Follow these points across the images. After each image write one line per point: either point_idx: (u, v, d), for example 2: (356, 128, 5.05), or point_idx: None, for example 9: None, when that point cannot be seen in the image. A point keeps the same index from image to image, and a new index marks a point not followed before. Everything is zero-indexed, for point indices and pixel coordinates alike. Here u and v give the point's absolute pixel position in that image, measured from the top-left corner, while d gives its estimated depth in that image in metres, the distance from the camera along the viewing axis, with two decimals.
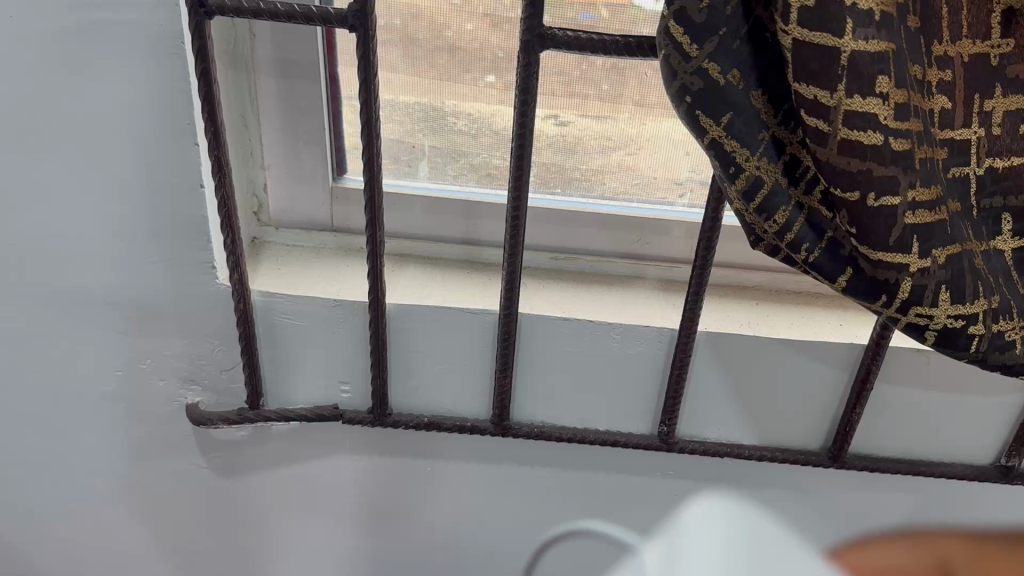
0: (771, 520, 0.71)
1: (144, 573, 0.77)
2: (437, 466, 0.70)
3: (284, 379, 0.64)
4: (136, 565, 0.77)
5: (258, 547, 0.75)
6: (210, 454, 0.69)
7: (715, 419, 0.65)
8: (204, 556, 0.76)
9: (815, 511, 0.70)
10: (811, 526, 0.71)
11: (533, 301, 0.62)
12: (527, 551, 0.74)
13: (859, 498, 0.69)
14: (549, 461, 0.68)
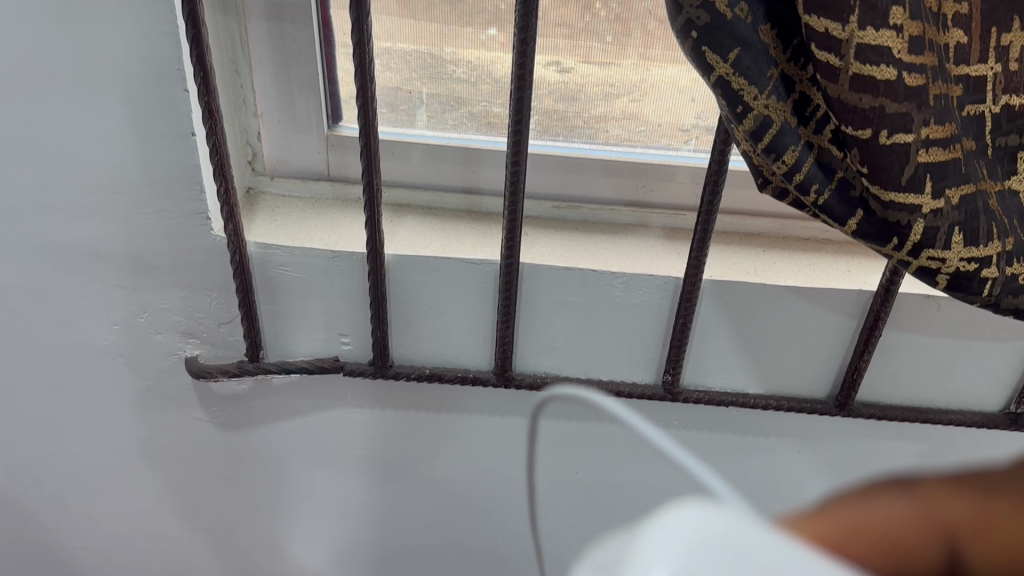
0: (775, 469, 0.71)
1: (149, 526, 0.77)
2: (439, 419, 0.69)
3: (283, 331, 0.63)
4: (141, 519, 0.77)
5: (262, 500, 0.76)
6: (211, 408, 0.69)
7: (720, 368, 0.64)
8: (209, 509, 0.76)
9: (820, 459, 0.70)
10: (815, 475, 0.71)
11: (535, 251, 0.61)
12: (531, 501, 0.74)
13: (865, 446, 0.68)
14: (552, 412, 0.68)
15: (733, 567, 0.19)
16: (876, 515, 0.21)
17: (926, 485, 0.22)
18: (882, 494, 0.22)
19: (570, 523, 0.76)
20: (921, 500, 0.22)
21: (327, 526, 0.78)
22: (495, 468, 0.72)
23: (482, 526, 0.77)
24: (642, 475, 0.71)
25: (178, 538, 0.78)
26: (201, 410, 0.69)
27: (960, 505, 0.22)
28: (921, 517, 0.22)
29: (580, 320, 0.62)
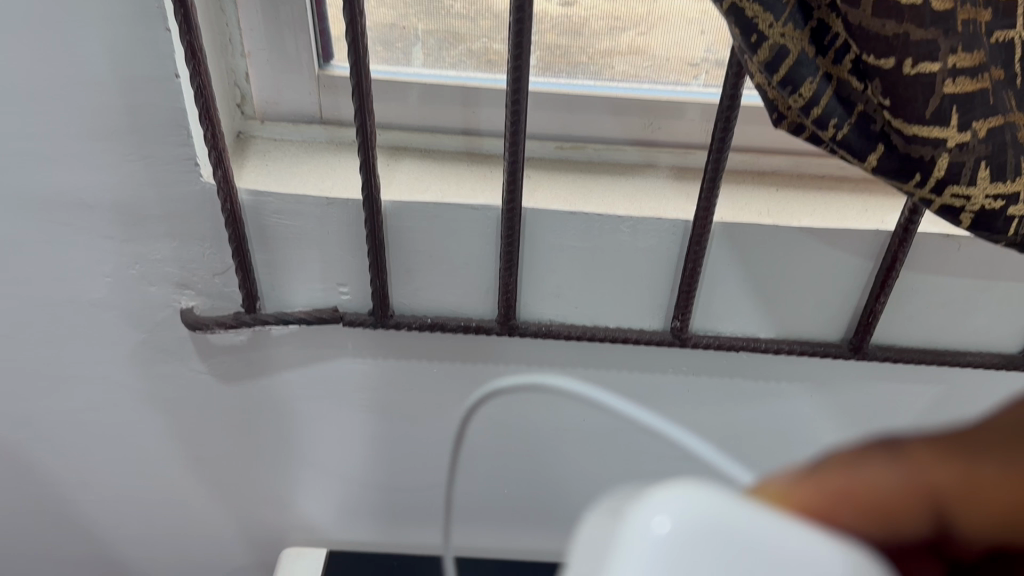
0: (784, 414, 0.69)
1: (153, 479, 0.77)
2: (442, 369, 0.68)
3: (280, 282, 0.61)
4: (144, 471, 0.76)
5: (266, 451, 0.75)
6: (209, 360, 0.67)
7: (731, 313, 0.62)
8: (213, 461, 0.76)
9: (831, 402, 0.68)
10: (825, 419, 0.70)
11: (538, 194, 0.59)
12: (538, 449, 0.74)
13: (877, 389, 0.67)
14: (558, 359, 0.66)
15: (714, 544, 0.21)
16: (866, 484, 0.22)
17: (918, 448, 0.22)
18: (876, 465, 0.22)
19: (576, 471, 0.75)
20: (909, 466, 0.22)
21: (332, 476, 0.78)
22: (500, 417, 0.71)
23: (487, 475, 0.76)
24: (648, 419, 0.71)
25: (183, 490, 0.78)
26: (200, 363, 0.68)
27: (949, 468, 0.21)
28: (913, 487, 0.21)
29: (586, 267, 0.60)
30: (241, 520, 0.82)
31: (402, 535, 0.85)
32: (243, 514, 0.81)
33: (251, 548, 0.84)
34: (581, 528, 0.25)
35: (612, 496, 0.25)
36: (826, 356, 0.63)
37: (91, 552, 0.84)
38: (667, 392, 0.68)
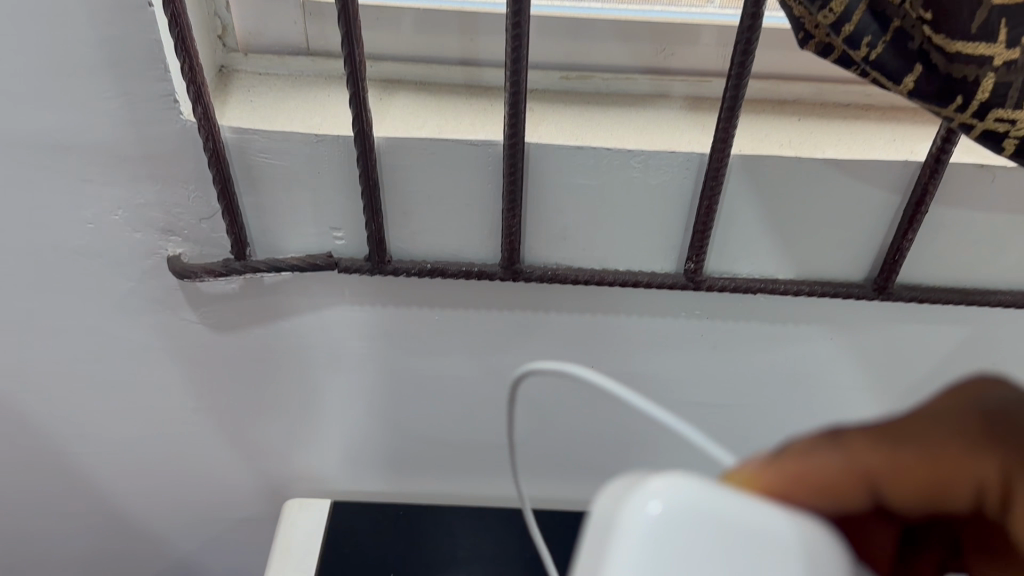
0: (802, 358, 0.66)
1: (150, 431, 0.75)
2: (444, 316, 0.65)
3: (270, 227, 0.58)
4: (141, 423, 0.74)
5: (266, 403, 0.73)
6: (201, 310, 0.65)
7: (748, 253, 0.58)
8: (211, 413, 0.74)
9: (851, 346, 0.65)
10: (844, 364, 0.67)
11: (542, 128, 0.55)
12: None
13: (900, 331, 0.64)
14: (565, 304, 0.63)
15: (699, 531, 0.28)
16: (816, 467, 0.31)
17: (857, 439, 0.31)
18: (818, 451, 0.31)
19: None
20: (849, 454, 0.31)
21: (335, 427, 0.76)
22: (506, 365, 0.69)
23: (493, 423, 0.74)
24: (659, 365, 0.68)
25: (182, 443, 0.77)
26: (191, 313, 0.65)
27: (879, 458, 0.30)
28: (854, 470, 0.30)
29: (593, 207, 0.56)
30: (242, 473, 0.80)
31: (408, 484, 0.83)
32: (244, 467, 0.79)
33: (253, 501, 0.83)
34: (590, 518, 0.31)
35: (611, 489, 0.31)
36: (848, 297, 0.59)
37: (92, 506, 0.82)
38: (679, 338, 0.65)
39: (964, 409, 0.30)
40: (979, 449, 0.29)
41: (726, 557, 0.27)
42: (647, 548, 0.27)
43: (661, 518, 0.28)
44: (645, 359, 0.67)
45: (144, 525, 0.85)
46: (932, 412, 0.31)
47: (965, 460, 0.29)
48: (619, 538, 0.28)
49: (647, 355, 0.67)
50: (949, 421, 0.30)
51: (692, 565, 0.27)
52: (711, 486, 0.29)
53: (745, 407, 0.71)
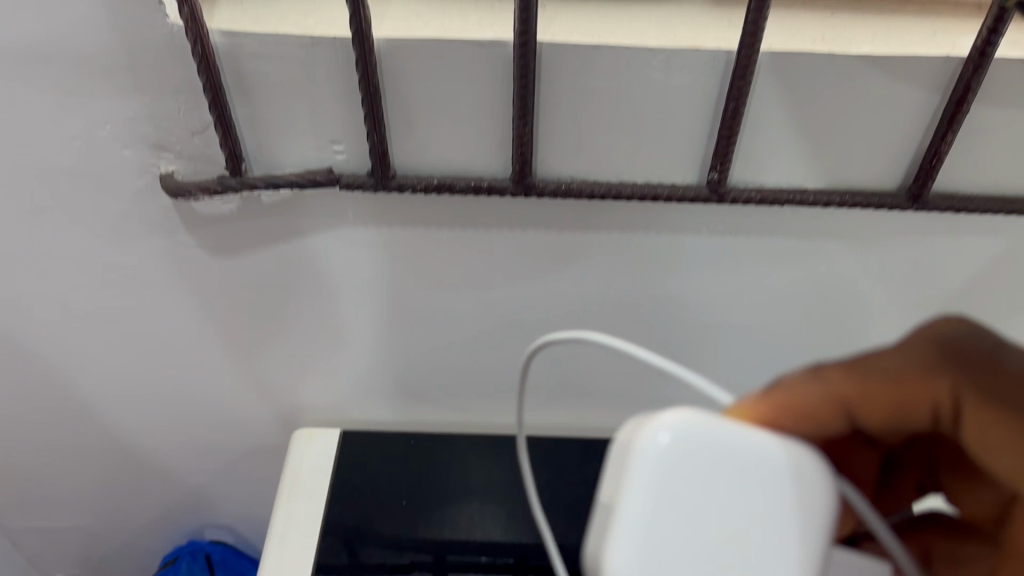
0: (827, 276, 0.64)
1: (152, 362, 0.73)
2: (452, 237, 0.62)
3: (267, 141, 0.55)
4: (142, 353, 0.72)
5: (269, 331, 0.71)
6: (197, 232, 0.62)
7: (775, 162, 0.55)
8: (213, 341, 0.72)
9: (879, 263, 0.62)
10: (872, 280, 0.64)
11: (556, 27, 0.51)
12: (558, 321, 0.69)
13: (932, 245, 0.61)
14: (579, 221, 0.60)
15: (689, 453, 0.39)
16: (800, 397, 0.43)
17: (837, 375, 0.43)
18: (807, 385, 0.43)
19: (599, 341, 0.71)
20: (829, 387, 0.43)
21: (342, 355, 0.74)
22: (517, 288, 0.66)
23: (504, 348, 0.72)
24: (676, 285, 0.65)
25: (185, 374, 0.75)
26: (189, 235, 0.62)
27: (853, 388, 0.42)
28: (832, 397, 0.43)
29: (610, 115, 0.53)
30: (248, 403, 0.78)
31: (418, 413, 0.81)
32: (250, 397, 0.78)
33: (260, 432, 0.82)
34: (615, 453, 0.41)
35: (631, 426, 0.41)
36: (879, 207, 0.57)
37: (96, 439, 0.81)
38: (698, 256, 0.63)
39: (928, 346, 0.42)
40: (931, 375, 0.41)
41: (709, 464, 0.39)
42: (654, 460, 0.39)
43: (664, 440, 0.39)
44: (663, 278, 0.65)
45: (149, 458, 0.84)
46: (908, 356, 0.42)
47: (923, 383, 0.41)
48: (632, 453, 0.39)
49: (665, 273, 0.64)
50: (915, 360, 0.42)
51: (685, 469, 0.39)
52: (702, 412, 0.40)
53: (764, 328, 0.69)
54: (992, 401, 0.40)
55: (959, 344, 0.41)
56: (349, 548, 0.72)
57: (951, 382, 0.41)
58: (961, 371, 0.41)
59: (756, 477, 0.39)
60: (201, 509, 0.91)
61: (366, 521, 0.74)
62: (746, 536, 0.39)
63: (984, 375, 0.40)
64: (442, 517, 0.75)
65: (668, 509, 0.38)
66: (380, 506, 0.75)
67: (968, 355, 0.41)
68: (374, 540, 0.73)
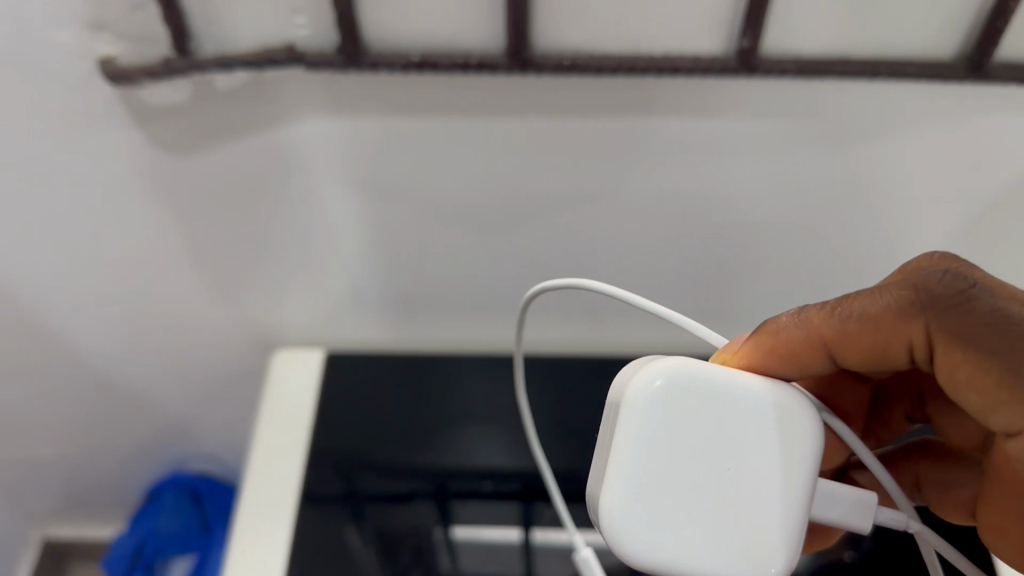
0: (863, 163, 0.56)
1: (117, 281, 0.67)
2: (440, 126, 0.55)
3: (220, 12, 0.47)
4: (105, 272, 0.66)
5: (241, 241, 0.64)
6: (149, 126, 0.54)
7: (812, 25, 0.47)
8: (181, 255, 0.65)
9: (924, 146, 0.55)
10: (916, 169, 0.56)
11: None
12: (560, 221, 0.62)
13: (988, 125, 0.53)
14: (584, 101, 0.53)
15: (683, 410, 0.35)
16: (783, 336, 0.39)
17: (817, 315, 0.38)
18: (790, 323, 0.39)
19: (606, 246, 0.64)
20: (810, 326, 0.38)
21: (322, 268, 0.67)
22: (514, 187, 0.59)
23: (501, 256, 0.66)
24: (693, 178, 0.58)
25: (152, 291, 0.68)
26: (139, 132, 0.55)
27: (831, 326, 0.38)
28: (813, 336, 0.38)
29: None
30: (225, 323, 0.72)
31: (411, 332, 0.75)
32: (226, 315, 0.71)
33: (240, 352, 0.76)
34: (610, 400, 0.38)
35: (627, 372, 0.37)
36: (934, 80, 0.48)
37: (63, 364, 0.75)
38: (719, 142, 0.56)
39: (901, 286, 0.37)
40: (908, 315, 0.36)
41: (708, 413, 0.36)
42: (648, 408, 0.35)
43: (660, 386, 0.35)
44: (678, 167, 0.57)
45: (124, 383, 0.78)
46: (883, 296, 0.37)
47: (898, 324, 0.36)
48: (627, 400, 0.35)
49: (679, 163, 0.57)
50: (890, 300, 0.37)
51: (681, 417, 0.35)
52: (702, 363, 0.36)
53: (789, 226, 0.62)
54: (965, 340, 0.35)
55: (933, 282, 0.36)
56: (344, 478, 0.67)
57: (924, 321, 0.36)
58: (933, 311, 0.36)
59: (757, 426, 0.36)
60: (185, 437, 0.86)
61: (354, 449, 0.68)
62: (742, 489, 0.36)
63: (957, 314, 0.35)
64: (441, 442, 0.69)
65: (662, 462, 0.35)
66: (372, 431, 0.69)
67: (942, 293, 0.36)
68: (370, 467, 0.67)
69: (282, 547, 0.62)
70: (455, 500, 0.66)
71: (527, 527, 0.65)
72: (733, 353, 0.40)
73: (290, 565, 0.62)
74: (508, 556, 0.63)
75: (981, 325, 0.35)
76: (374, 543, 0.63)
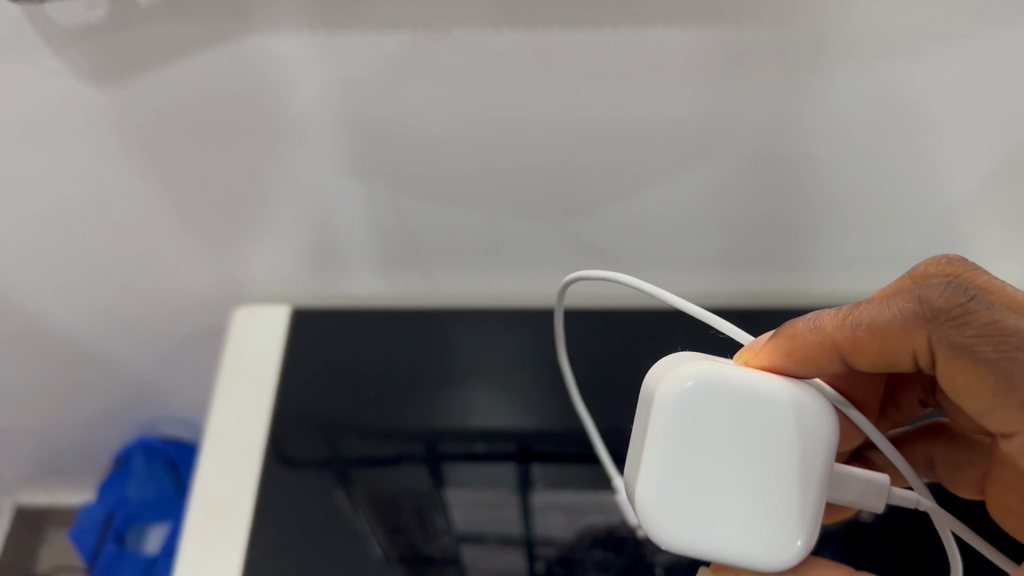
0: (888, 82, 0.49)
1: (57, 234, 0.61)
2: (402, 44, 0.48)
3: None
4: (42, 225, 0.60)
5: (191, 188, 0.57)
6: (66, 53, 0.48)
7: None
8: (125, 204, 0.59)
9: (953, 58, 0.48)
10: (946, 85, 0.49)
11: None
12: (545, 159, 0.55)
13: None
14: (565, 10, 0.46)
15: (715, 412, 0.34)
16: (798, 344, 0.36)
17: (826, 322, 0.35)
18: (802, 329, 0.36)
19: (599, 187, 0.57)
20: (820, 336, 0.35)
21: (285, 216, 0.60)
22: (493, 119, 0.52)
23: (484, 199, 0.59)
24: (695, 107, 0.51)
25: (98, 245, 0.62)
26: (56, 58, 0.48)
27: (841, 337, 0.35)
28: (825, 345, 0.35)
29: None
30: (185, 279, 0.66)
31: (389, 290, 0.69)
32: (184, 271, 0.65)
33: (204, 311, 0.70)
34: (641, 396, 0.37)
35: (658, 370, 0.37)
36: None
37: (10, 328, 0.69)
38: (724, 62, 0.48)
39: (904, 295, 0.33)
40: (912, 326, 0.33)
41: (736, 417, 0.35)
42: (676, 409, 0.34)
43: (690, 387, 0.34)
44: (676, 92, 0.50)
45: (81, 347, 0.72)
46: (888, 305, 0.33)
47: (902, 335, 0.33)
48: (657, 400, 0.35)
49: (677, 86, 0.50)
50: (894, 310, 0.33)
51: (707, 418, 0.34)
52: (734, 368, 0.35)
53: (807, 161, 0.55)
54: (969, 354, 0.32)
55: (935, 292, 0.32)
56: (328, 444, 0.61)
57: (928, 333, 0.32)
58: (937, 323, 0.32)
59: (784, 435, 0.35)
60: (154, 403, 0.81)
61: (325, 406, 0.63)
62: (760, 497, 0.35)
63: (958, 329, 0.32)
64: (427, 403, 0.63)
65: (683, 458, 0.35)
66: (348, 392, 0.63)
67: (944, 305, 0.32)
68: (354, 428, 0.61)
69: (245, 510, 0.56)
70: (446, 461, 0.60)
71: (525, 488, 0.59)
72: (755, 353, 0.37)
73: (255, 529, 0.55)
74: (506, 514, 0.57)
75: (984, 336, 0.31)
76: (364, 503, 0.57)
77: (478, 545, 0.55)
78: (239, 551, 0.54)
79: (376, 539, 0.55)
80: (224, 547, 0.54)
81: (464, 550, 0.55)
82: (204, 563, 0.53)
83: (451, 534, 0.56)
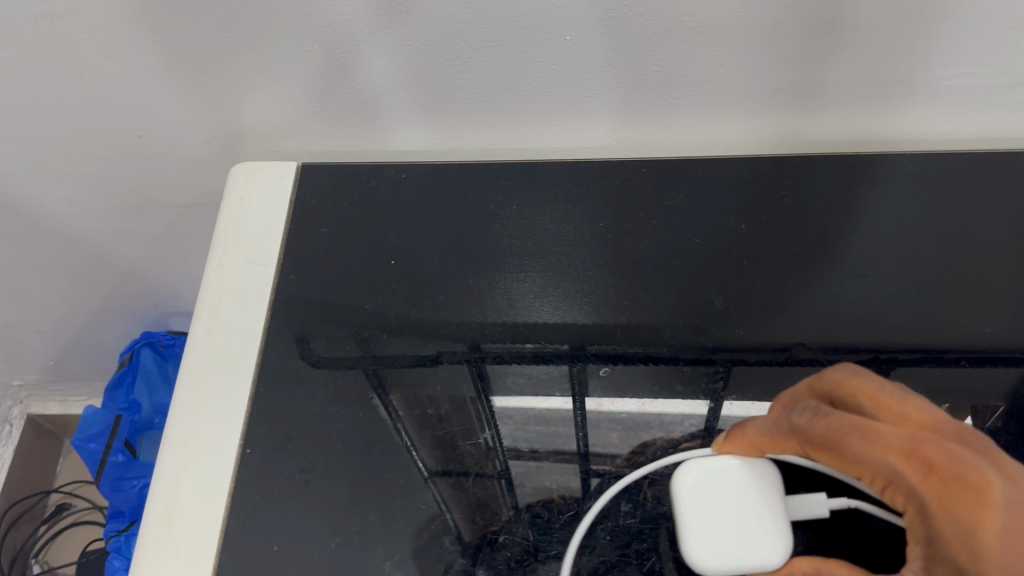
0: None
1: (32, 98, 0.53)
2: None
3: None
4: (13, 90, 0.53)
5: (165, 29, 0.48)
6: None
7: None
8: (98, 59, 0.50)
9: None
10: None
11: None
12: None
13: None
14: None
15: (720, 483, 0.40)
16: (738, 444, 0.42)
17: (751, 428, 0.41)
18: (738, 432, 0.42)
19: (667, 15, 0.45)
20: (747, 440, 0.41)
21: (281, 50, 0.49)
22: None
23: (530, 28, 0.47)
24: None
25: (82, 107, 0.55)
26: None
27: (758, 439, 0.41)
28: (756, 447, 0.41)
29: None
30: (187, 132, 0.58)
31: (415, 136, 0.58)
32: (184, 115, 0.56)
33: (215, 167, 0.62)
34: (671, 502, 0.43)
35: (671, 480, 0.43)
36: None
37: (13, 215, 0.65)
38: None
39: (782, 414, 0.40)
40: (789, 435, 0.39)
41: (730, 484, 0.40)
42: (689, 491, 0.41)
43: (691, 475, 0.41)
44: None
45: (93, 208, 0.66)
46: (775, 421, 0.40)
47: (785, 439, 0.39)
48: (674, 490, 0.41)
49: None
50: (778, 424, 0.40)
51: (696, 487, 0.41)
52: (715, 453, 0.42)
53: None
54: (816, 443, 0.37)
55: (797, 414, 0.39)
56: (358, 338, 0.50)
57: (796, 439, 0.39)
58: (798, 431, 0.38)
59: (764, 484, 0.40)
60: (156, 291, 0.80)
61: (331, 294, 0.52)
62: (769, 525, 0.39)
63: (809, 430, 0.38)
64: (470, 288, 0.52)
65: (700, 519, 0.40)
66: (367, 273, 0.53)
67: (799, 420, 0.38)
68: (378, 325, 0.51)
69: (239, 408, 0.48)
70: (489, 363, 0.49)
71: (580, 394, 0.48)
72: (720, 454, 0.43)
73: (250, 429, 0.47)
74: (558, 428, 0.47)
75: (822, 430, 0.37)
76: (404, 411, 0.47)
77: (530, 460, 0.46)
78: (233, 469, 0.45)
79: (420, 456, 0.45)
80: (213, 457, 0.46)
81: (514, 465, 0.45)
82: (187, 474, 0.45)
83: (500, 449, 0.46)
